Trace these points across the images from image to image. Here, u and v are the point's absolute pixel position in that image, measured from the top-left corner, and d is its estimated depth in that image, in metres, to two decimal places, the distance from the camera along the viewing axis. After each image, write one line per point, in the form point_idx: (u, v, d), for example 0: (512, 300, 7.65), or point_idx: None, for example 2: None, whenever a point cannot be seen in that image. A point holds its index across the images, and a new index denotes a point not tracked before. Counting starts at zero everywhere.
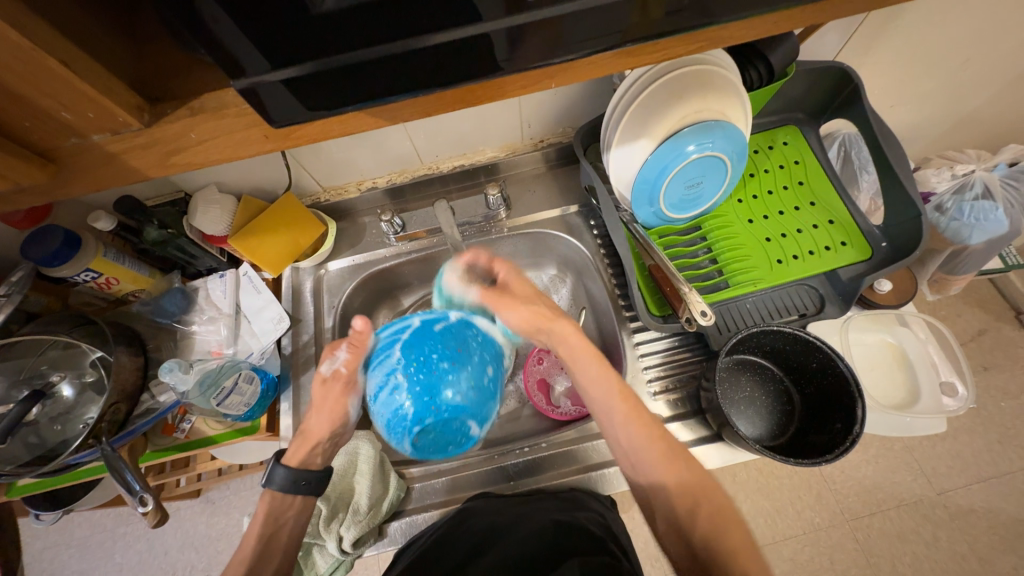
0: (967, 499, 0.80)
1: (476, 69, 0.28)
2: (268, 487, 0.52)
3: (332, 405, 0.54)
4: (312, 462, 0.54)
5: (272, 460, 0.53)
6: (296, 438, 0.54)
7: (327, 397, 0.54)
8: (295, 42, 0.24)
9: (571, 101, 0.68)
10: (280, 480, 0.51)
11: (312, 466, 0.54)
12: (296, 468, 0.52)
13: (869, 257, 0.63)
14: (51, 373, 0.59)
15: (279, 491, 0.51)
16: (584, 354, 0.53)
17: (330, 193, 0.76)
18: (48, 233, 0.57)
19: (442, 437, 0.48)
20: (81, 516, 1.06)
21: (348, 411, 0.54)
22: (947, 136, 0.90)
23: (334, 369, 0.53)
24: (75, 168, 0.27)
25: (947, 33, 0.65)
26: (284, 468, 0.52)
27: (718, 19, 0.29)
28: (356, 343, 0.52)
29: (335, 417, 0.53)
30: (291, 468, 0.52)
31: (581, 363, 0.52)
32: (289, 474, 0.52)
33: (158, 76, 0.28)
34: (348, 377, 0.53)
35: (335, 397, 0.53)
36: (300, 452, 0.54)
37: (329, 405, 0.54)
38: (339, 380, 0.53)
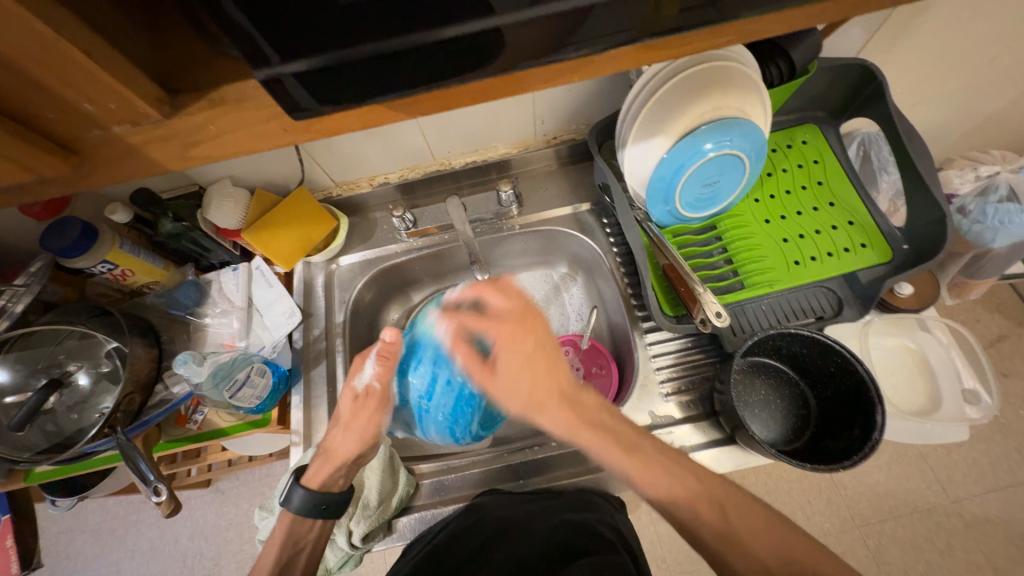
0: (983, 508, 0.79)
1: (496, 62, 0.27)
2: (286, 507, 0.51)
3: (365, 419, 0.53)
4: (334, 483, 0.53)
5: (292, 479, 0.53)
6: (317, 459, 0.53)
7: (356, 412, 0.53)
8: (313, 33, 0.23)
9: (586, 97, 0.67)
10: (299, 503, 0.51)
11: (333, 488, 0.53)
12: (316, 491, 0.51)
13: (890, 259, 0.62)
14: (68, 362, 0.60)
15: (297, 513, 0.51)
16: (580, 423, 0.47)
17: (341, 188, 0.76)
18: (67, 224, 0.58)
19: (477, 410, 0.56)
20: (95, 503, 1.08)
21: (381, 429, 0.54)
22: (970, 136, 0.87)
23: (366, 385, 0.53)
24: (95, 160, 0.27)
25: (975, 30, 0.63)
26: (303, 490, 0.51)
27: (746, 11, 0.28)
28: (387, 354, 0.53)
29: (364, 436, 0.52)
30: (309, 491, 0.51)
31: (578, 435, 0.47)
32: (309, 495, 0.51)
33: (178, 68, 0.28)
34: (382, 393, 0.53)
35: (368, 417, 0.53)
36: (322, 471, 0.53)
37: (359, 422, 0.53)
38: (372, 395, 0.53)
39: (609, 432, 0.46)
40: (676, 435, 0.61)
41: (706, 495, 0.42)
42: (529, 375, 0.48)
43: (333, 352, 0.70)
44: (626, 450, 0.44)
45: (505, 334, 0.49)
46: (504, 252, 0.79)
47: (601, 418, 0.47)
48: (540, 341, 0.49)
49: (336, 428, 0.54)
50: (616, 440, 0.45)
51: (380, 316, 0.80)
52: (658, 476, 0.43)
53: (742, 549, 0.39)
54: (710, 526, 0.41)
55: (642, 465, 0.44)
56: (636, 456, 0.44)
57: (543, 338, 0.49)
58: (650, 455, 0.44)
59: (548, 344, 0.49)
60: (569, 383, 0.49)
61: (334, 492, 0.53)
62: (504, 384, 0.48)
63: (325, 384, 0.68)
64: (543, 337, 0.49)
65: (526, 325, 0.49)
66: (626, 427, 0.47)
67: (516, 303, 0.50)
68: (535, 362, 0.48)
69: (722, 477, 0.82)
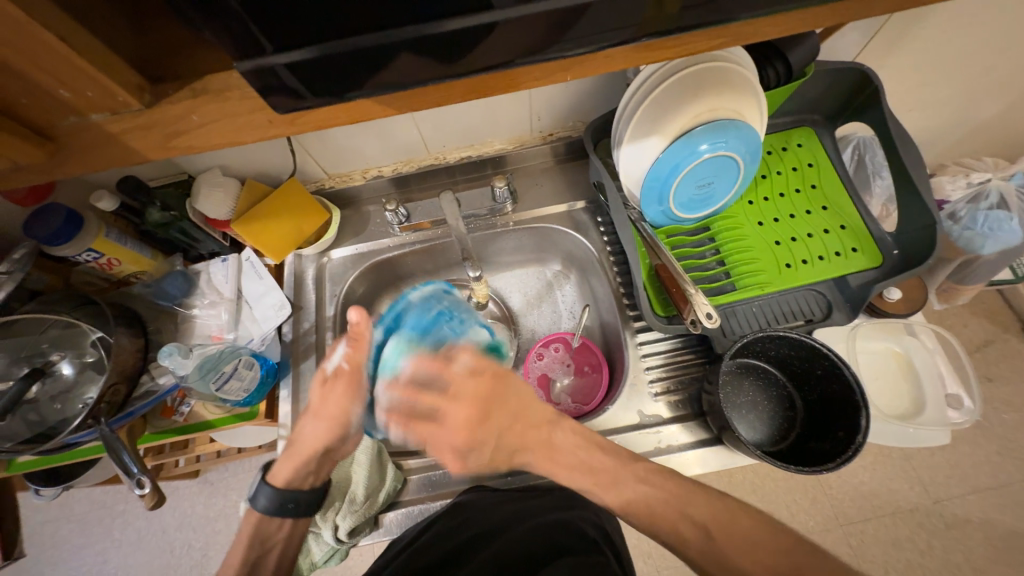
0: (965, 509, 0.80)
1: (489, 58, 0.27)
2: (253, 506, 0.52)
3: (334, 405, 0.51)
4: (300, 482, 0.53)
5: (258, 478, 0.53)
6: (285, 452, 0.53)
7: (330, 397, 0.51)
8: (299, 22, 0.23)
9: (582, 94, 0.66)
10: (264, 504, 0.51)
11: (301, 486, 0.53)
12: (281, 489, 0.51)
13: (880, 264, 0.62)
14: (51, 351, 0.59)
15: (263, 512, 0.51)
16: (558, 466, 0.50)
17: (334, 180, 0.75)
18: (50, 211, 0.57)
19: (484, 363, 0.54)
20: (80, 493, 1.07)
21: (352, 415, 0.51)
22: (964, 143, 0.88)
23: (336, 367, 0.51)
24: (72, 148, 0.26)
25: (972, 37, 0.63)
26: (269, 489, 0.51)
27: (740, 14, 0.28)
28: (356, 335, 0.50)
29: (334, 421, 0.51)
30: (275, 490, 0.51)
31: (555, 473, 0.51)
32: (274, 494, 0.51)
33: (160, 55, 0.27)
34: (354, 374, 0.50)
35: (339, 400, 0.50)
36: (286, 470, 0.52)
37: (329, 408, 0.51)
38: (341, 376, 0.50)
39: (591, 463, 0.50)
40: (664, 435, 0.61)
41: (689, 517, 0.45)
42: (487, 430, 0.49)
43: (323, 345, 0.70)
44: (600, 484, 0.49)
45: (466, 399, 0.48)
46: (498, 248, 0.79)
47: (580, 457, 0.50)
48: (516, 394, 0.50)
49: (305, 418, 0.53)
50: (595, 477, 0.49)
51: (371, 310, 0.80)
52: (639, 504, 0.47)
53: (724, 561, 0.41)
54: (692, 543, 0.44)
55: (620, 495, 0.47)
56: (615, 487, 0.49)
57: (513, 399, 0.50)
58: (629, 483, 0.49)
59: (519, 406, 0.50)
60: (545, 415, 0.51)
61: (298, 487, 0.52)
62: (449, 436, 0.47)
63: (314, 377, 0.68)
64: (514, 400, 0.50)
65: (494, 396, 0.49)
66: (608, 456, 0.50)
67: (489, 365, 0.50)
68: (496, 417, 0.49)
69: (710, 476, 0.83)
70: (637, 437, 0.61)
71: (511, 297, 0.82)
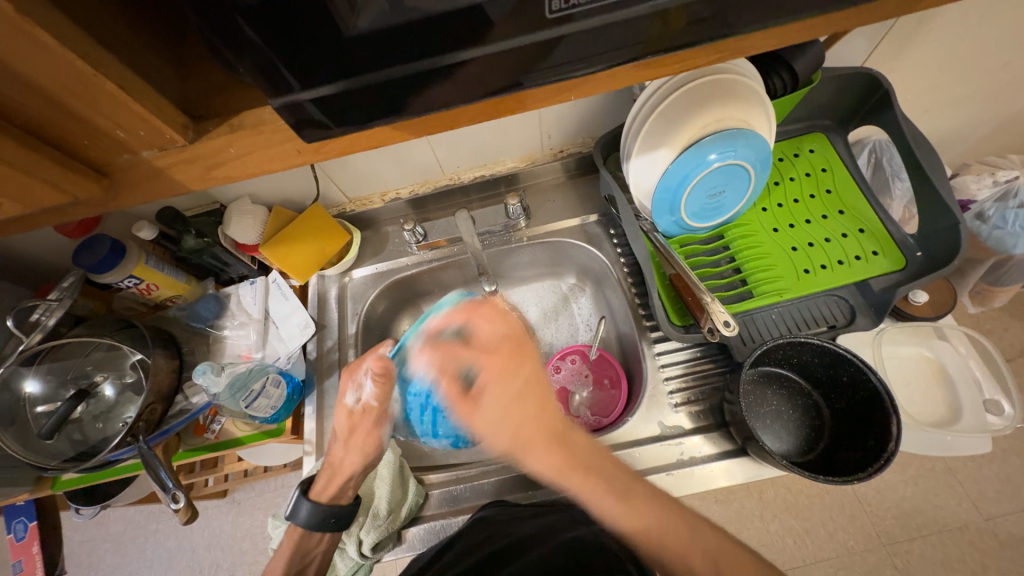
0: (1019, 526, 0.75)
1: (500, 83, 0.28)
2: (295, 521, 0.53)
3: (363, 437, 0.54)
4: (341, 496, 0.55)
5: (299, 492, 0.54)
6: (324, 471, 0.55)
7: (360, 431, 0.54)
8: (323, 61, 0.25)
9: (590, 111, 0.68)
10: (305, 517, 0.52)
11: (341, 500, 0.54)
12: (324, 503, 0.53)
13: (903, 267, 0.61)
14: (95, 373, 0.63)
15: (304, 526, 0.52)
16: (570, 467, 0.44)
17: (355, 204, 0.78)
18: (97, 242, 0.61)
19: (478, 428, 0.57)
20: (116, 512, 1.11)
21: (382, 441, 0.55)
22: (986, 141, 0.86)
23: (362, 402, 0.54)
24: (124, 182, 0.29)
25: (984, 35, 0.63)
26: (309, 503, 0.52)
27: (739, 31, 0.29)
28: (382, 373, 0.53)
29: (366, 447, 0.53)
30: (315, 504, 0.52)
31: (571, 479, 0.44)
32: (317, 508, 0.52)
33: (203, 95, 0.30)
34: (380, 409, 0.55)
35: (369, 431, 0.54)
36: (330, 486, 0.54)
37: (359, 436, 0.54)
38: (369, 412, 0.54)
39: (603, 476, 0.43)
40: (686, 446, 0.60)
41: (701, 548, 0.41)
42: (516, 406, 0.45)
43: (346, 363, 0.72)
44: (614, 493, 0.42)
45: (492, 364, 0.48)
46: (513, 264, 0.80)
47: (591, 460, 0.44)
48: (531, 377, 0.47)
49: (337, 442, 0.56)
50: (607, 487, 0.43)
51: (391, 328, 0.82)
52: (651, 529, 0.42)
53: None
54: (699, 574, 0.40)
55: (637, 516, 0.42)
56: (628, 504, 0.42)
57: (522, 368, 0.47)
58: (644, 501, 0.43)
59: (538, 381, 0.47)
60: (559, 420, 0.46)
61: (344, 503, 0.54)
62: (488, 416, 0.46)
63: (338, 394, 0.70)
64: (534, 374, 0.47)
65: (514, 360, 0.48)
66: (618, 470, 0.45)
67: (504, 331, 0.50)
68: (526, 392, 0.46)
69: (739, 491, 0.80)
70: (659, 449, 0.60)
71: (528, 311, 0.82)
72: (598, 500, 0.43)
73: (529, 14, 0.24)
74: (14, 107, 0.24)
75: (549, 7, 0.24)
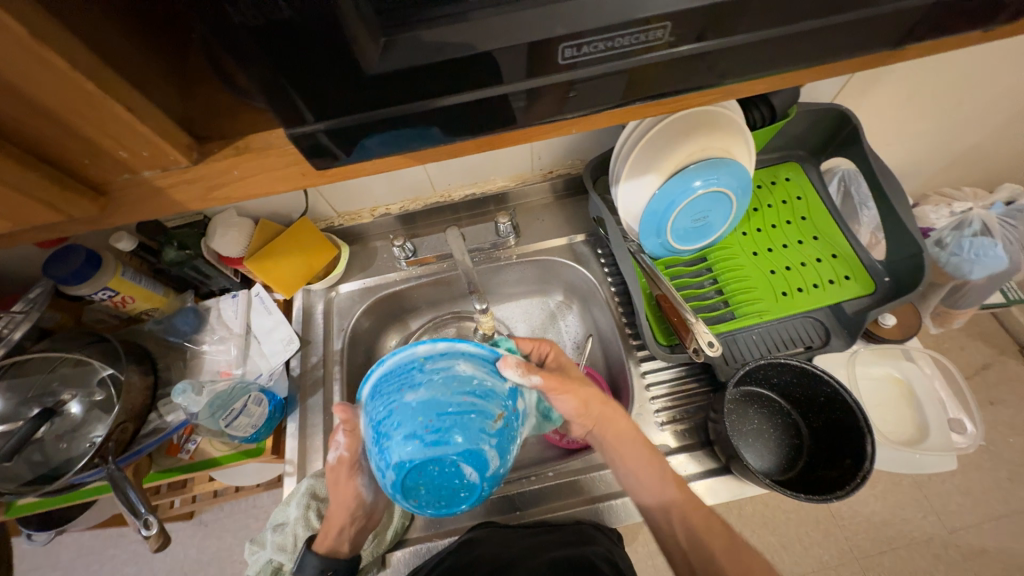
0: (981, 539, 0.79)
1: (505, 119, 0.29)
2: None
3: (343, 487, 0.52)
4: (339, 547, 0.53)
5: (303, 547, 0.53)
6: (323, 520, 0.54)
7: (336, 482, 0.53)
8: (342, 97, 0.25)
9: (581, 135, 0.70)
10: (312, 569, 0.51)
11: (340, 550, 0.53)
12: (326, 555, 0.52)
13: (873, 291, 0.64)
14: (61, 391, 0.59)
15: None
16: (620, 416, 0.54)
17: (343, 219, 0.78)
18: (71, 252, 0.59)
19: (421, 492, 0.40)
20: (70, 537, 1.04)
21: (360, 491, 0.53)
22: (943, 173, 0.92)
23: (336, 454, 0.51)
24: (120, 201, 0.29)
25: (940, 80, 0.68)
26: (314, 557, 0.52)
27: (733, 78, 0.30)
28: (350, 429, 0.49)
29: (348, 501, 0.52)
30: (320, 556, 0.52)
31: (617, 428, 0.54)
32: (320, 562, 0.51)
33: (206, 115, 0.30)
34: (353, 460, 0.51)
35: (345, 481, 0.52)
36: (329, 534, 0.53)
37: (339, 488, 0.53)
38: (341, 463, 0.51)
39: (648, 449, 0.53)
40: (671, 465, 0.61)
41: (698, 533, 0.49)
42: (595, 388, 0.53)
43: (330, 379, 0.71)
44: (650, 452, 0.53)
45: None
46: (501, 281, 0.81)
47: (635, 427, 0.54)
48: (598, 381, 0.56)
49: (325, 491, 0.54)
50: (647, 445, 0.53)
51: (376, 343, 0.81)
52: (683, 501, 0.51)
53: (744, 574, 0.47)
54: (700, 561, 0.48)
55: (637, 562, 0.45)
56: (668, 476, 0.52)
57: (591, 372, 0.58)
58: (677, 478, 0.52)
59: None
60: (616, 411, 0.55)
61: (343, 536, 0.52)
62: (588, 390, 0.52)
63: (321, 412, 0.68)
64: None
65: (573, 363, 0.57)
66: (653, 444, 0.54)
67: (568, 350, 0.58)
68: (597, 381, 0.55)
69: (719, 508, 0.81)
70: None
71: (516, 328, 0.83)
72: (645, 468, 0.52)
73: (542, 57, 0.26)
74: (15, 125, 0.23)
75: (563, 54, 0.26)
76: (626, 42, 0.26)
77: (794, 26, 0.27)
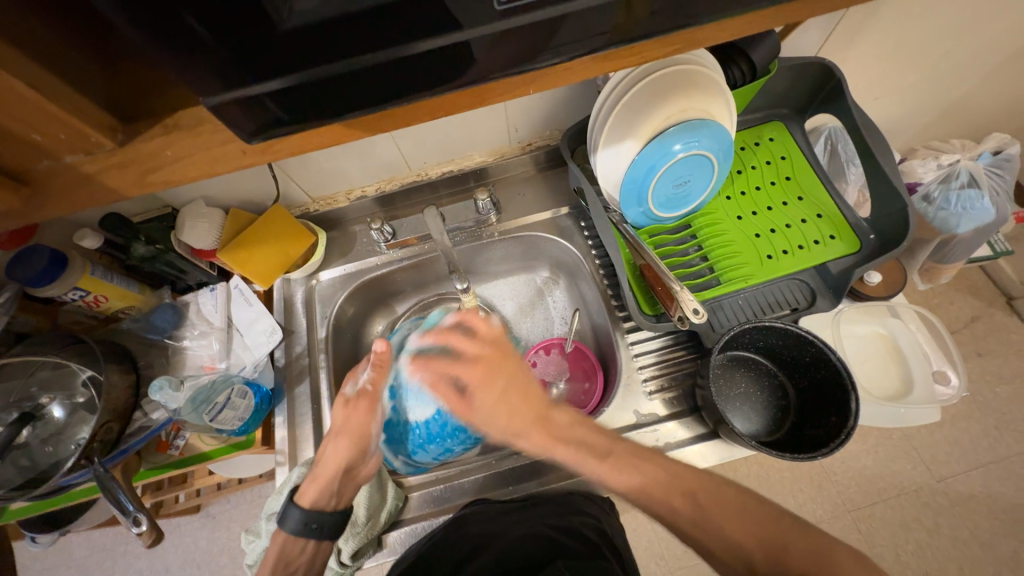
0: (968, 485, 0.81)
1: (457, 77, 0.27)
2: (280, 528, 0.51)
3: (360, 421, 0.54)
4: (325, 503, 0.52)
5: (285, 500, 0.52)
6: (310, 473, 0.52)
7: (346, 419, 0.54)
8: (267, 56, 0.23)
9: (557, 103, 0.68)
10: (294, 522, 0.50)
11: (326, 508, 0.52)
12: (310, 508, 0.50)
13: (858, 249, 0.63)
14: (41, 395, 0.59)
15: (292, 534, 0.50)
16: (556, 442, 0.47)
17: (319, 204, 0.76)
18: (34, 252, 0.56)
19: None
20: (79, 537, 1.05)
21: (371, 430, 0.55)
22: (932, 126, 0.90)
23: (358, 389, 0.55)
24: (46, 191, 0.28)
25: (927, 26, 0.66)
26: (297, 509, 0.50)
27: (700, 20, 0.28)
28: (379, 361, 0.54)
29: (359, 435, 0.53)
30: (303, 509, 0.50)
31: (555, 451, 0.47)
32: (302, 515, 0.50)
33: (135, 95, 0.28)
34: (374, 394, 0.55)
35: (360, 418, 0.54)
36: (315, 488, 0.52)
37: (352, 424, 0.54)
38: (364, 397, 0.54)
39: (584, 444, 0.47)
40: (661, 433, 0.61)
41: None
42: (503, 408, 0.48)
43: (317, 368, 0.70)
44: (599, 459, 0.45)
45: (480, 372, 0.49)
46: (485, 259, 0.79)
47: (576, 433, 0.48)
48: (513, 376, 0.49)
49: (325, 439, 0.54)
50: (591, 450, 0.46)
51: (363, 330, 0.80)
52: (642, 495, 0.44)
53: (727, 543, 0.40)
54: None
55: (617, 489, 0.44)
56: (608, 461, 0.45)
57: (519, 372, 0.50)
58: (626, 451, 0.46)
59: (522, 375, 0.50)
60: (544, 404, 0.49)
61: (329, 509, 0.52)
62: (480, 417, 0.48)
63: (310, 401, 0.68)
64: (519, 367, 0.50)
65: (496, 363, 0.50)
66: (601, 436, 0.48)
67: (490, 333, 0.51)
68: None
69: (713, 472, 0.82)
70: (635, 437, 0.61)
71: (503, 306, 0.83)
72: (586, 467, 0.45)
73: (478, 5, 0.24)
74: None
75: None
76: None
77: None
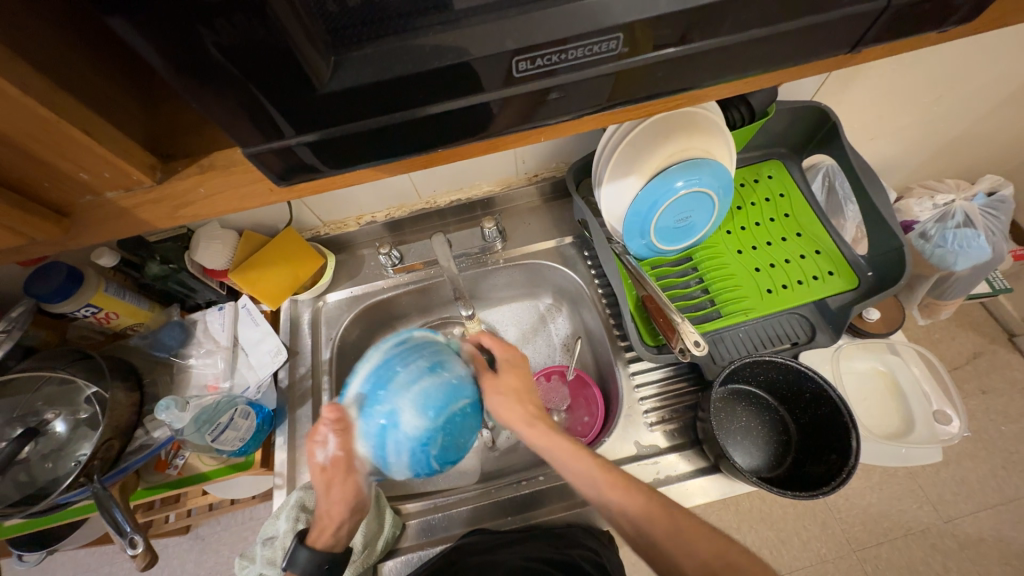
0: (976, 527, 0.79)
1: (475, 130, 0.29)
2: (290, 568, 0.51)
3: (342, 486, 0.52)
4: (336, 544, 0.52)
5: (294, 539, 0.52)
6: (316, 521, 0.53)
7: (332, 480, 0.53)
8: (302, 112, 0.25)
9: (563, 138, 0.71)
10: (303, 564, 0.50)
11: (337, 547, 0.52)
12: (319, 551, 0.51)
13: (857, 286, 0.64)
14: (46, 409, 0.59)
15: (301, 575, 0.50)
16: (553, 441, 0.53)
17: (329, 228, 0.78)
18: (53, 269, 0.58)
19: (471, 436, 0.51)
20: (64, 556, 1.03)
21: (360, 487, 0.53)
22: (927, 166, 0.93)
23: (330, 456, 0.52)
24: (86, 221, 0.30)
25: (917, 74, 0.69)
26: (307, 550, 0.51)
27: (703, 82, 0.30)
28: (341, 426, 0.51)
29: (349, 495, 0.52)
30: (313, 550, 0.51)
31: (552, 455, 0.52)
32: (312, 556, 0.50)
33: (172, 134, 0.30)
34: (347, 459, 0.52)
35: (343, 479, 0.52)
36: (325, 530, 0.52)
37: (338, 485, 0.52)
38: (339, 463, 0.52)
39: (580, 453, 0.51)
40: (662, 465, 0.61)
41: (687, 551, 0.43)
42: (515, 400, 0.56)
43: (320, 390, 0.70)
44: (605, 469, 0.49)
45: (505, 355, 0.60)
46: (490, 285, 0.81)
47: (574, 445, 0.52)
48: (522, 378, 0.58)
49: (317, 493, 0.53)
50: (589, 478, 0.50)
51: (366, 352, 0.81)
52: None
53: None
54: None
55: None
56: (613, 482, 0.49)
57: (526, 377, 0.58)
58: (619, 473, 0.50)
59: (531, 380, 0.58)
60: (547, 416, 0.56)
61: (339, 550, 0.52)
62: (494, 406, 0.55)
63: (311, 423, 0.68)
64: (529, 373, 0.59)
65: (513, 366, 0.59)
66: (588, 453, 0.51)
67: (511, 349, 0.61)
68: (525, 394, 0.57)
69: (715, 506, 0.81)
70: (635, 469, 0.61)
71: (506, 331, 0.83)
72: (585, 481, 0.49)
73: (498, 71, 0.26)
74: None
75: (517, 68, 0.26)
76: (582, 53, 0.26)
77: (753, 33, 0.27)
